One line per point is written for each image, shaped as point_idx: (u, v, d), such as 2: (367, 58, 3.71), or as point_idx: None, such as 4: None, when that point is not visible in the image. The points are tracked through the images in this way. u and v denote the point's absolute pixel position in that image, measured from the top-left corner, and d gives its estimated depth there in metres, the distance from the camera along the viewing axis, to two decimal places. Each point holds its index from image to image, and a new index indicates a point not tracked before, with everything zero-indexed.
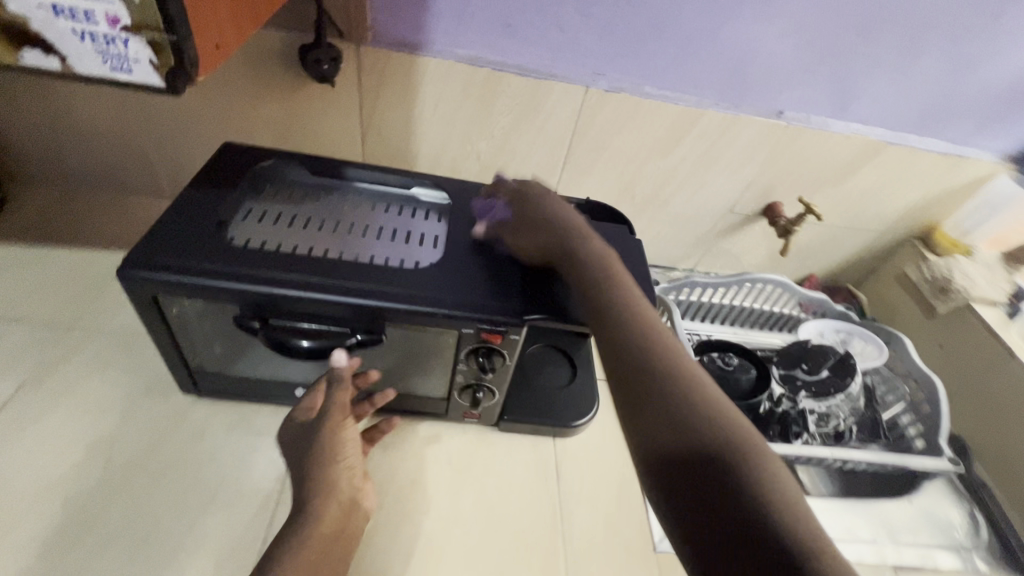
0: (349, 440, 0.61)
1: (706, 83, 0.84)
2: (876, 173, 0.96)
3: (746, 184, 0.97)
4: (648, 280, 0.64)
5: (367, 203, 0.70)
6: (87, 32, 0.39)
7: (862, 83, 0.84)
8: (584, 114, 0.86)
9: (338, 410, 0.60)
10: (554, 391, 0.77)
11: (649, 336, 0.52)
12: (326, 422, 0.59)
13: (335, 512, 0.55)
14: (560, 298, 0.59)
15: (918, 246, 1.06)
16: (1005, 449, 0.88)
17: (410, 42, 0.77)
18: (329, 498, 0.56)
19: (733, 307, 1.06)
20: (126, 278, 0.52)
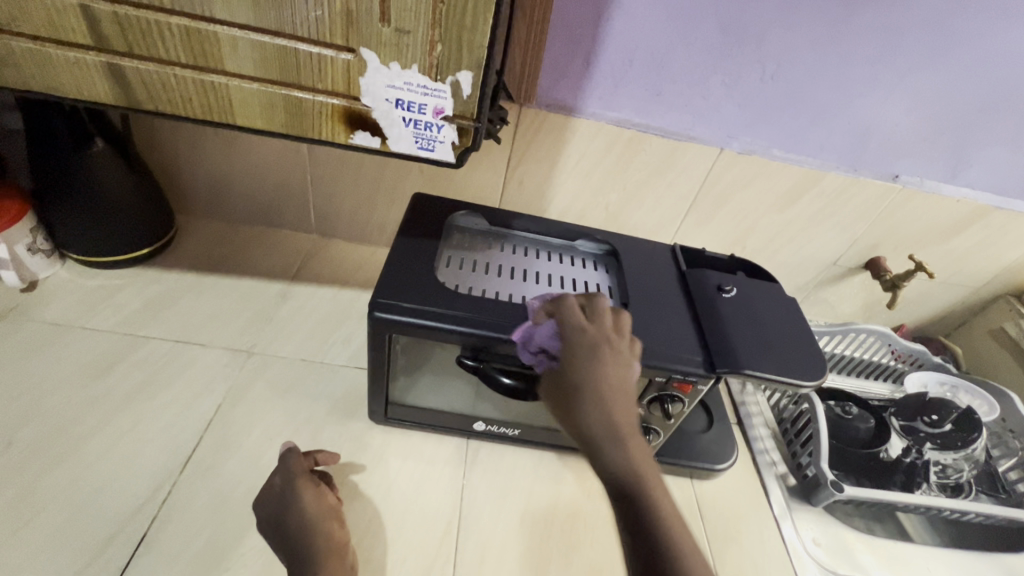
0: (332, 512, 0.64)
1: (830, 148, 0.90)
2: (981, 234, 1.01)
3: (853, 239, 1.02)
4: (814, 336, 0.69)
5: (535, 252, 0.78)
6: (413, 120, 0.49)
7: (977, 153, 0.90)
8: (714, 171, 0.92)
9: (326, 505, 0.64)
10: (696, 435, 0.83)
11: (631, 446, 0.51)
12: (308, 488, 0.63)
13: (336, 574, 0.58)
14: (744, 353, 0.64)
15: (1013, 303, 1.10)
16: None
17: (566, 105, 0.85)
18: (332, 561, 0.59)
19: (833, 354, 1.10)
20: (374, 320, 0.60)
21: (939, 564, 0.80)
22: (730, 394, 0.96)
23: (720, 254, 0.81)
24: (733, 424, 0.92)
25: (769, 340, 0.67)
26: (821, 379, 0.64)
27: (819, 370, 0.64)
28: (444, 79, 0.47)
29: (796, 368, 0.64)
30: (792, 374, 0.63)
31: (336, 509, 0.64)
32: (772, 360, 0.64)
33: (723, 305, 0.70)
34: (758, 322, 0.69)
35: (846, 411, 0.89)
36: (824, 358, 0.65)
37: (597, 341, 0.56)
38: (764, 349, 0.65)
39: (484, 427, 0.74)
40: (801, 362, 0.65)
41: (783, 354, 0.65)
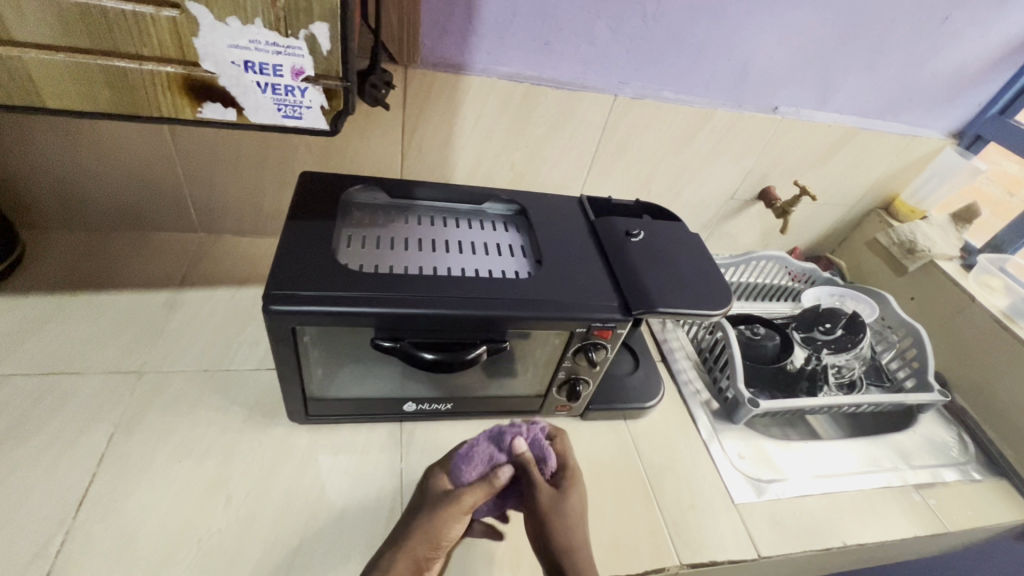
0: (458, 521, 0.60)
1: (715, 86, 0.93)
2: (851, 155, 1.10)
3: (745, 172, 1.08)
4: (717, 267, 0.72)
5: (442, 220, 0.74)
6: (271, 85, 0.49)
7: (841, 79, 0.97)
8: (612, 119, 0.93)
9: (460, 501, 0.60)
10: (624, 377, 0.86)
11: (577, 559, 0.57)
12: (448, 505, 0.59)
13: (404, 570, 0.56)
14: (656, 293, 0.66)
15: (882, 215, 1.23)
16: (976, 378, 1.03)
17: (454, 63, 0.81)
18: (402, 556, 0.57)
19: (739, 283, 1.17)
20: (272, 314, 0.54)
21: (833, 454, 0.90)
22: (653, 335, 1.01)
23: (627, 201, 0.83)
24: (658, 361, 0.96)
25: (679, 277, 0.69)
26: (728, 307, 0.67)
27: (726, 299, 0.67)
28: (297, 34, 0.46)
29: (705, 300, 0.67)
30: (703, 306, 0.66)
31: (452, 536, 0.60)
32: (683, 296, 0.66)
33: (633, 250, 0.71)
34: (667, 262, 0.71)
35: (756, 332, 0.96)
36: (729, 287, 0.69)
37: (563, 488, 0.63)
38: (674, 286, 0.68)
39: (416, 407, 0.72)
40: (709, 294, 0.68)
41: (692, 289, 0.68)
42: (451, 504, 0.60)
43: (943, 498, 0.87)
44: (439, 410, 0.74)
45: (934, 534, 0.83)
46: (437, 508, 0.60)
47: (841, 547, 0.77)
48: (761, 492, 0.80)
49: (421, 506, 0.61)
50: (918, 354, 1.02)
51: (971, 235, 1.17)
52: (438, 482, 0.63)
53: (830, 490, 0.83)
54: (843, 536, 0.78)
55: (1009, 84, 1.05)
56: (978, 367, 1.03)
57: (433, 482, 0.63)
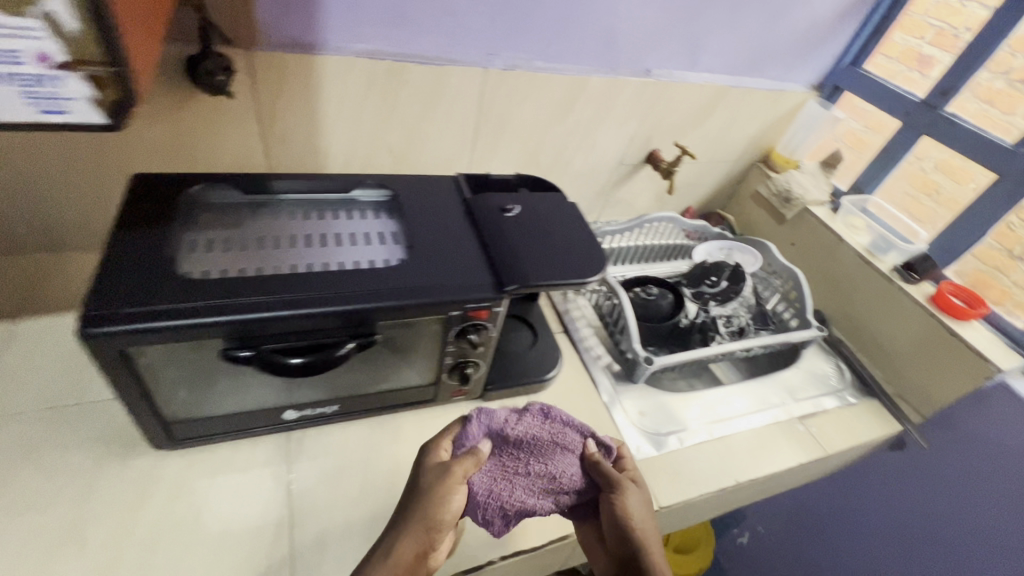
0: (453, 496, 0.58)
1: (587, 52, 0.93)
2: (726, 112, 1.15)
3: (630, 136, 1.10)
4: (593, 236, 0.73)
5: (307, 214, 0.70)
6: (11, 74, 0.41)
7: (706, 39, 1.00)
8: (487, 92, 0.90)
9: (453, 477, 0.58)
10: (523, 352, 0.86)
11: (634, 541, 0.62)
12: (442, 481, 0.57)
13: (411, 551, 0.54)
14: (532, 266, 0.66)
15: (761, 168, 1.30)
16: (848, 311, 1.13)
17: (304, 42, 0.75)
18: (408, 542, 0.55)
19: (637, 247, 1.21)
20: (90, 338, 0.48)
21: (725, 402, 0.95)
22: (555, 307, 1.01)
23: (506, 175, 0.81)
24: (560, 332, 0.97)
25: (554, 247, 0.69)
26: (604, 271, 0.68)
27: (600, 263, 0.68)
28: (27, 12, 0.38)
29: (581, 266, 0.67)
30: (579, 273, 0.66)
31: (455, 510, 0.58)
32: (559, 265, 0.67)
33: (508, 226, 0.70)
34: (543, 234, 0.71)
35: (650, 292, 0.99)
36: (603, 251, 0.70)
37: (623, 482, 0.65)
38: (550, 257, 0.68)
39: (298, 414, 0.68)
40: (584, 260, 0.69)
41: (568, 258, 0.68)
42: (442, 482, 0.57)
43: (824, 424, 0.95)
44: (327, 413, 0.70)
45: (817, 457, 0.91)
46: (429, 485, 0.58)
47: (735, 485, 0.83)
48: (660, 445, 0.83)
49: (417, 486, 0.59)
50: (798, 295, 1.09)
51: (838, 179, 1.26)
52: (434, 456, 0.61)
53: (724, 434, 0.88)
54: (737, 473, 0.83)
55: (855, 35, 1.13)
56: (849, 300, 1.12)
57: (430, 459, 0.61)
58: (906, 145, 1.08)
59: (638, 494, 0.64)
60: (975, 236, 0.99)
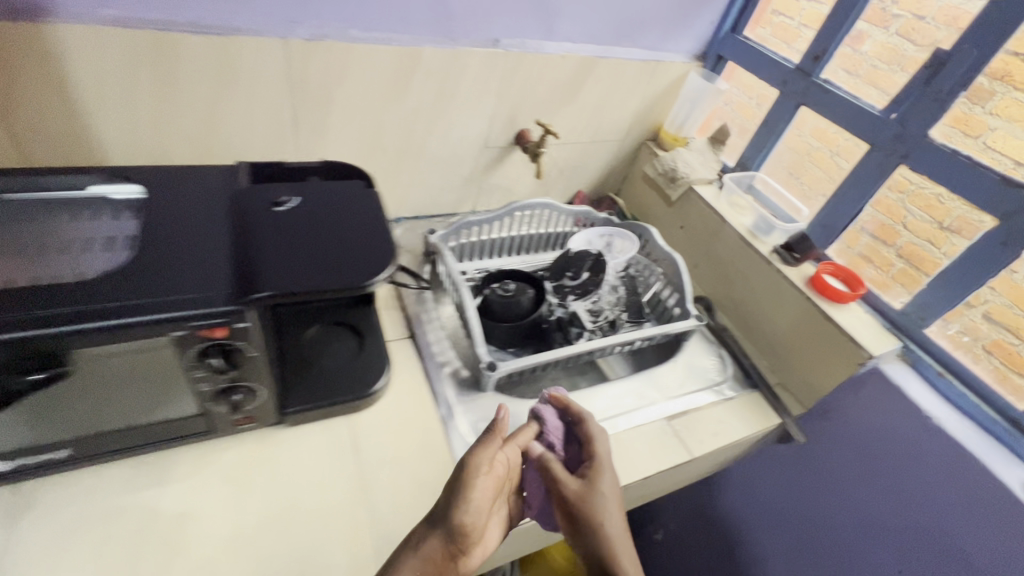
0: (478, 481, 0.62)
1: (414, 19, 0.81)
2: (599, 86, 1.05)
3: (491, 116, 0.99)
4: (387, 231, 0.63)
5: (20, 214, 0.56)
6: None
7: (558, 3, 0.90)
8: (294, 67, 0.78)
9: (485, 473, 0.62)
10: (342, 365, 0.75)
11: (608, 533, 0.62)
12: (460, 479, 0.60)
13: (435, 547, 0.58)
14: (294, 272, 0.56)
15: (650, 146, 1.21)
16: (734, 297, 1.05)
17: (24, 8, 0.62)
18: (434, 538, 0.59)
19: (515, 237, 1.10)
20: None
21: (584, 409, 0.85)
22: (404, 309, 0.91)
23: (306, 162, 0.70)
24: (405, 338, 0.87)
25: (331, 247, 0.60)
26: (389, 273, 0.60)
27: (386, 264, 0.60)
28: None
29: (359, 269, 0.58)
30: (353, 277, 0.57)
31: (482, 498, 0.61)
32: (331, 269, 0.57)
33: (276, 225, 0.59)
34: (320, 231, 0.61)
35: (506, 288, 0.90)
36: (392, 250, 0.61)
37: (584, 494, 0.65)
38: (321, 260, 0.58)
39: (12, 465, 0.56)
40: (366, 262, 0.59)
41: (345, 260, 0.59)
42: (451, 492, 0.61)
43: (694, 423, 0.88)
44: (59, 459, 0.58)
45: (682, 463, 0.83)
46: (451, 496, 0.61)
47: None
48: None
49: (449, 489, 0.62)
50: (677, 287, 1.02)
51: (728, 157, 1.18)
52: (483, 457, 0.62)
53: None
54: None
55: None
56: (735, 284, 1.04)
57: (479, 458, 0.62)
58: (786, 116, 1.01)
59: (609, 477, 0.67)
60: (851, 212, 0.92)
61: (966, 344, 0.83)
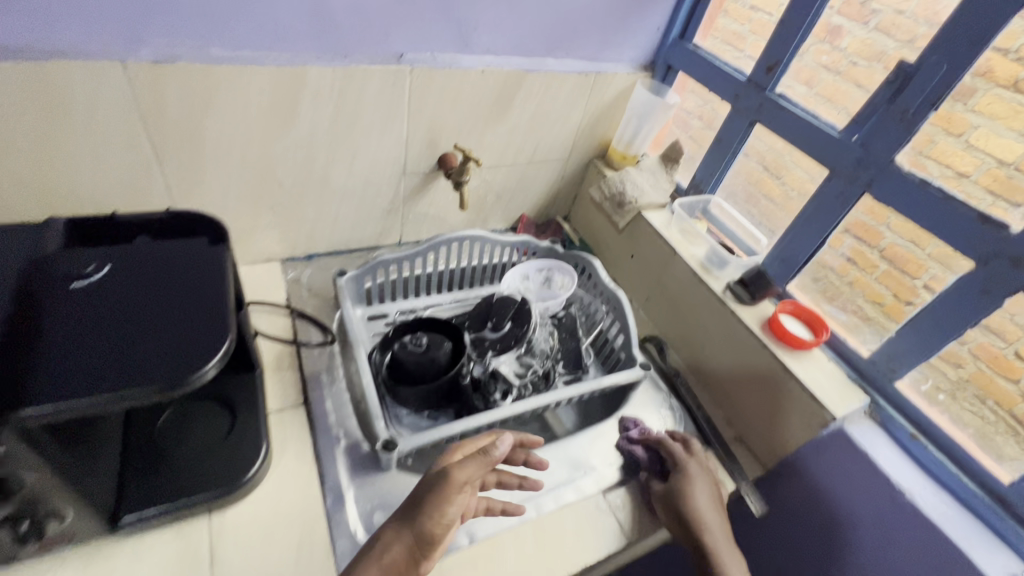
0: (458, 498, 0.57)
1: (291, 33, 0.69)
2: (531, 103, 0.93)
3: (405, 140, 0.87)
4: (231, 303, 0.52)
5: None
6: None
7: (470, 11, 0.78)
8: (143, 96, 0.65)
9: (466, 486, 0.58)
10: (203, 452, 0.63)
11: (703, 526, 0.69)
12: (441, 491, 0.56)
13: (398, 556, 0.54)
14: (84, 369, 0.43)
15: (597, 166, 1.09)
16: (688, 336, 0.94)
17: None
18: (396, 544, 0.55)
19: (444, 272, 0.99)
20: None
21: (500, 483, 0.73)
22: (301, 370, 0.78)
23: (151, 213, 0.58)
24: (297, 406, 0.74)
25: (142, 330, 0.47)
26: (220, 360, 0.47)
27: (215, 349, 0.47)
28: None
29: (175, 359, 0.46)
30: (166, 371, 0.45)
31: (451, 517, 0.57)
32: (136, 362, 0.45)
33: (73, 307, 0.47)
34: (131, 310, 0.48)
35: (416, 341, 0.78)
36: (226, 329, 0.49)
37: (695, 471, 0.74)
38: (125, 350, 0.45)
39: None
40: (188, 348, 0.47)
41: (158, 346, 0.46)
42: (425, 500, 0.56)
43: (634, 496, 0.76)
44: None
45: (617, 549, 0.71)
46: (420, 501, 0.57)
47: None
48: None
49: (420, 493, 0.58)
50: (621, 326, 0.89)
51: (682, 176, 1.07)
52: (464, 472, 0.58)
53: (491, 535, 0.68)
54: None
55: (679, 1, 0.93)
56: (688, 322, 0.93)
57: (460, 473, 0.57)
58: (739, 134, 0.90)
59: (705, 476, 0.74)
60: (811, 246, 0.81)
61: (941, 401, 0.72)
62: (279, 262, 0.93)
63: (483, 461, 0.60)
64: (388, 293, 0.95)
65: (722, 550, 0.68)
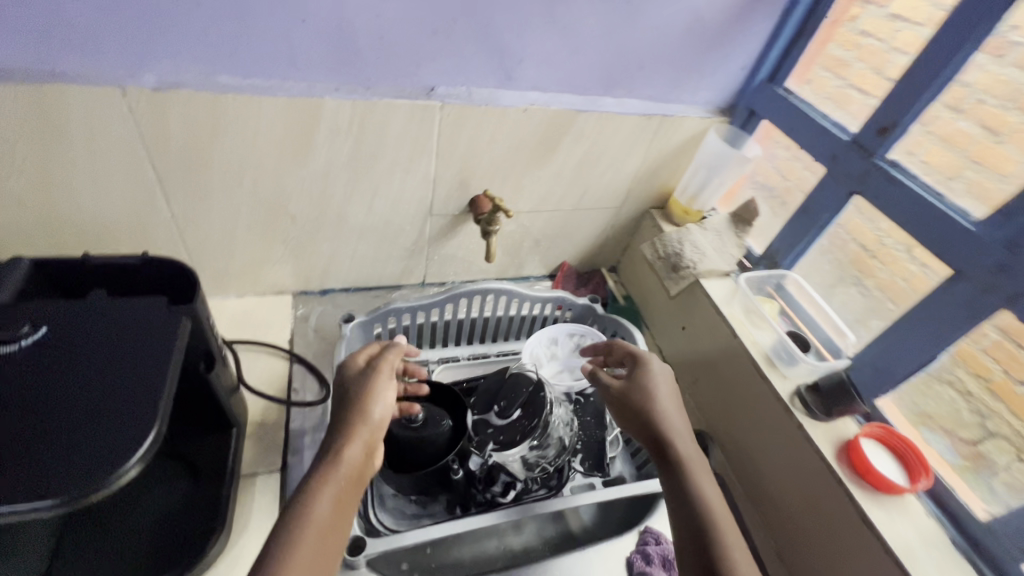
0: (387, 386, 0.57)
1: (308, 62, 0.62)
2: (581, 145, 0.81)
3: (432, 179, 0.78)
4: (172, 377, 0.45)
5: None
6: None
7: (516, 42, 0.67)
8: (145, 123, 0.60)
9: (389, 371, 0.58)
10: (154, 523, 0.57)
11: (662, 434, 0.58)
12: (369, 383, 0.56)
13: (357, 455, 0.51)
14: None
15: (654, 217, 0.95)
16: (739, 438, 0.78)
17: None
18: (352, 443, 0.51)
19: (465, 323, 0.88)
20: None
21: None
22: (287, 426, 0.71)
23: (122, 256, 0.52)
24: (273, 470, 0.67)
25: (60, 414, 0.41)
26: (139, 460, 0.40)
27: (133, 448, 0.40)
28: None
29: (83, 461, 0.39)
30: (69, 477, 0.38)
31: (387, 407, 0.56)
32: (46, 457, 0.38)
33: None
34: (55, 388, 0.42)
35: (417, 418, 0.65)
36: (154, 418, 0.42)
37: (651, 375, 0.64)
38: (38, 440, 0.39)
39: None
40: (102, 445, 0.40)
41: (68, 441, 0.39)
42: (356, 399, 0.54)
43: None
44: None
45: None
46: (348, 409, 0.54)
47: None
48: None
49: (344, 394, 0.56)
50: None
51: (755, 240, 0.91)
52: (392, 359, 0.59)
53: None
54: None
55: (773, 38, 0.77)
56: (740, 423, 0.78)
57: (389, 360, 0.59)
58: (832, 205, 0.74)
59: (662, 374, 0.64)
60: (916, 358, 0.64)
61: None
62: (291, 294, 0.87)
63: (397, 354, 0.60)
64: (399, 341, 0.86)
65: (694, 471, 0.56)
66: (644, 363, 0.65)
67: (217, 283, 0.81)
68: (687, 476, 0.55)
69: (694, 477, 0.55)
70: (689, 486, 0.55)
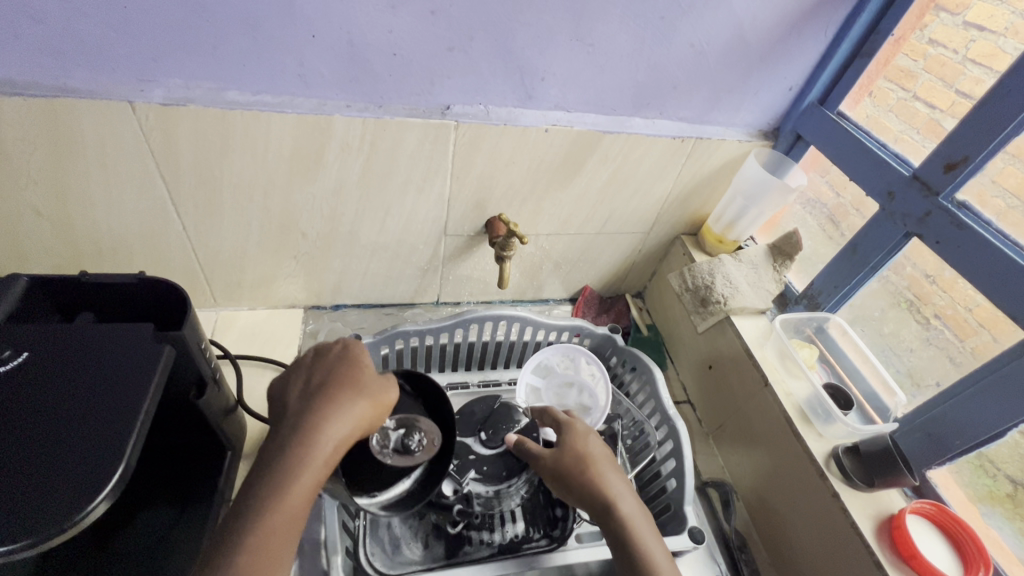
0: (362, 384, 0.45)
1: (317, 78, 0.59)
2: (608, 167, 0.76)
3: (447, 199, 0.74)
4: (148, 401, 0.43)
5: None
6: None
7: (539, 60, 0.63)
8: (155, 140, 0.60)
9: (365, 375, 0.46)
10: (141, 549, 0.55)
11: (597, 501, 0.53)
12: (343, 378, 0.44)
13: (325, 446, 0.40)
14: None
15: (685, 244, 0.89)
16: (767, 497, 0.70)
17: None
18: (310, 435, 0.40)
19: (475, 349, 0.85)
20: None
21: None
22: None
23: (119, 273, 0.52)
24: None
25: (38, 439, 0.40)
26: (106, 496, 0.38)
27: (99, 484, 0.39)
28: None
29: (51, 497, 0.38)
30: (35, 514, 0.37)
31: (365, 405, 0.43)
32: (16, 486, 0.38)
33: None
34: (41, 407, 0.42)
35: None
36: (124, 448, 0.40)
37: (578, 432, 0.59)
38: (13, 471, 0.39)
39: None
40: (69, 480, 0.39)
41: (39, 474, 0.39)
42: (354, 386, 0.44)
43: None
44: None
45: None
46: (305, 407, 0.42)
47: None
48: None
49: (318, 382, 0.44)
50: (674, 450, 0.71)
51: (794, 275, 0.84)
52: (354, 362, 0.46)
53: None
54: None
55: (825, 57, 0.70)
56: (768, 480, 0.70)
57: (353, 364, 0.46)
58: (885, 246, 0.66)
59: (587, 432, 0.59)
60: (975, 433, 0.56)
61: None
62: (303, 309, 0.86)
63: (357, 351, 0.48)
64: (407, 362, 0.82)
65: (639, 536, 0.51)
66: (567, 423, 0.60)
67: (229, 295, 0.80)
68: (630, 543, 0.51)
69: (634, 545, 0.51)
70: (638, 554, 0.50)
